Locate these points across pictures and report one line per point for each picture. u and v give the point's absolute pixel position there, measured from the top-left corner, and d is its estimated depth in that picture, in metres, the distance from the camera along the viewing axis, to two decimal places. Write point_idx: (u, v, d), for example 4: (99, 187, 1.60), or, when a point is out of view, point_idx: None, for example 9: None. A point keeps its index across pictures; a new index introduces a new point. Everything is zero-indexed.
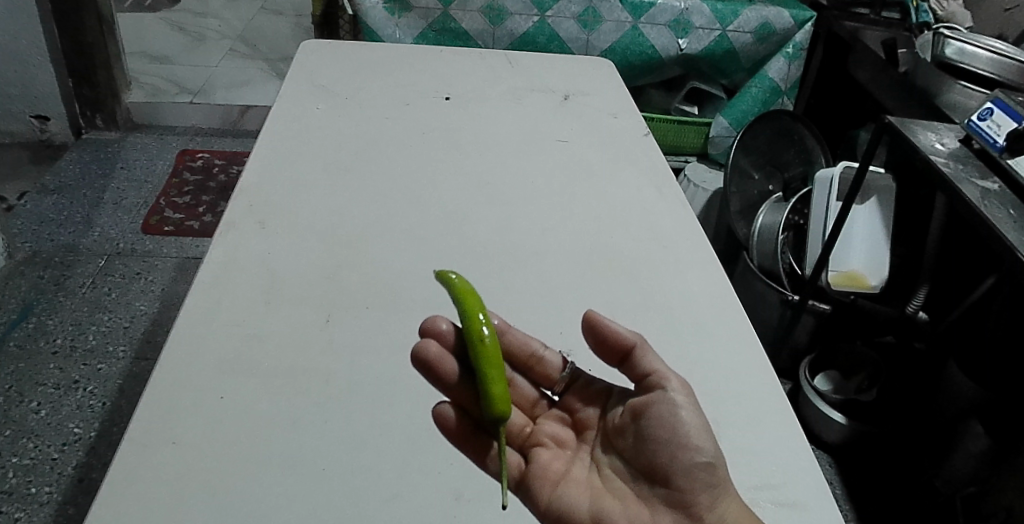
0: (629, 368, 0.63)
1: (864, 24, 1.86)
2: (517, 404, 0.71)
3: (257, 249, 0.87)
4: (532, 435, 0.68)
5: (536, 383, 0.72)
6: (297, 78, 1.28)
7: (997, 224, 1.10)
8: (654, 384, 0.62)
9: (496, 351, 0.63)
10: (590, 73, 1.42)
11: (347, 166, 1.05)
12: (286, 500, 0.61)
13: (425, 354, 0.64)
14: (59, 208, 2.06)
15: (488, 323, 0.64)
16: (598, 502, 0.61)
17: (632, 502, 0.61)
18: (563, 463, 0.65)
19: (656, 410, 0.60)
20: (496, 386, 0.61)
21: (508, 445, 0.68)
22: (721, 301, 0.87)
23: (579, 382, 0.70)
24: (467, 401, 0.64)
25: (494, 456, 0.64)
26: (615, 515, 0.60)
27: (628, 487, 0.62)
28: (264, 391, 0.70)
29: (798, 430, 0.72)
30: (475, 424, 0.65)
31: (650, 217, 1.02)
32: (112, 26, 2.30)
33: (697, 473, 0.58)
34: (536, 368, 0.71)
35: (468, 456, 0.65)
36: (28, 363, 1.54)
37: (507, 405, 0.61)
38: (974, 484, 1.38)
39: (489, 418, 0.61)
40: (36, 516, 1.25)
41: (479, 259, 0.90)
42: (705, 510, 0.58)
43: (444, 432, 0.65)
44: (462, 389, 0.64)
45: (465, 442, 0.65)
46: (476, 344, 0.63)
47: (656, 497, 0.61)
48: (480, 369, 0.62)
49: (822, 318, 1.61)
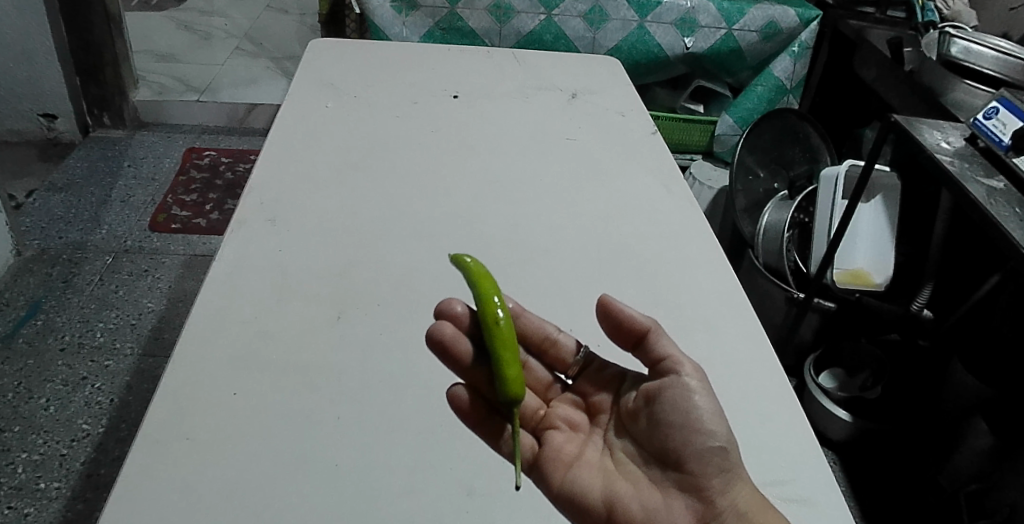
0: (643, 352, 0.65)
1: (869, 23, 1.86)
2: (531, 387, 0.73)
3: (268, 246, 0.88)
4: (546, 418, 0.70)
5: (550, 366, 0.73)
6: (306, 77, 1.29)
7: (1003, 222, 1.10)
8: (668, 368, 0.63)
9: (510, 334, 0.65)
10: (597, 71, 1.43)
11: (356, 163, 1.06)
12: (301, 495, 0.62)
13: (441, 334, 0.67)
14: (67, 206, 2.07)
15: (502, 306, 0.67)
16: (611, 486, 0.63)
17: (644, 485, 0.63)
18: (576, 446, 0.67)
19: (669, 395, 0.62)
20: (509, 367, 0.63)
21: (522, 427, 0.70)
22: (729, 298, 0.88)
23: (593, 366, 0.71)
24: (481, 383, 0.67)
25: (507, 438, 0.66)
26: (627, 498, 0.62)
27: (640, 470, 0.64)
28: (277, 388, 0.71)
29: (806, 426, 0.73)
30: (490, 405, 0.67)
31: (658, 216, 1.02)
32: (120, 25, 2.32)
33: (710, 458, 0.60)
34: (550, 352, 0.72)
35: (481, 438, 0.68)
36: (36, 359, 1.56)
37: (521, 386, 0.63)
38: (978, 482, 1.39)
39: (503, 399, 0.64)
40: (45, 511, 1.26)
41: (490, 256, 0.91)
42: (716, 494, 0.59)
43: (458, 413, 0.67)
44: (475, 370, 0.66)
45: (479, 422, 0.67)
46: (490, 325, 0.65)
47: (669, 482, 0.62)
48: (494, 351, 0.64)
49: (828, 316, 1.61)
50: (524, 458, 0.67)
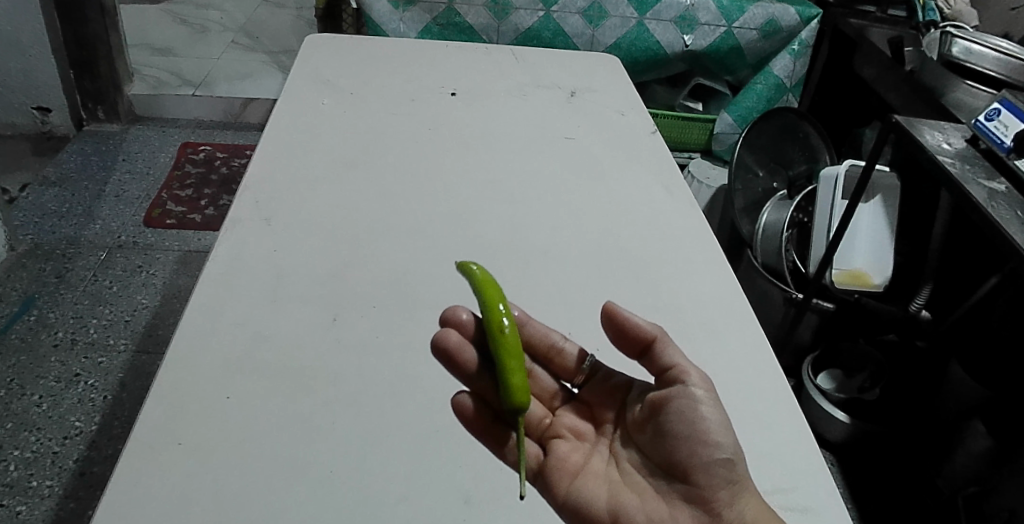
0: (650, 361, 0.63)
1: (870, 21, 1.86)
2: (537, 396, 0.72)
3: (263, 245, 0.87)
4: (551, 427, 0.69)
5: (555, 375, 0.72)
6: (302, 72, 1.28)
7: (1006, 226, 1.09)
8: (674, 378, 0.62)
9: (516, 343, 0.64)
10: (597, 69, 1.42)
11: (353, 161, 1.05)
12: (294, 502, 0.61)
13: (446, 342, 0.66)
14: (61, 201, 2.05)
15: (508, 315, 0.66)
16: (617, 496, 0.62)
17: (650, 496, 0.62)
18: (581, 455, 0.66)
19: (675, 405, 0.61)
20: (515, 375, 0.62)
21: (527, 436, 0.69)
22: (729, 302, 0.87)
23: (599, 375, 0.70)
24: (486, 391, 0.66)
25: (512, 447, 0.65)
26: (634, 510, 0.61)
27: (647, 481, 0.63)
28: (271, 392, 0.69)
29: (808, 434, 0.72)
30: (495, 414, 0.66)
31: (658, 216, 1.01)
32: (115, 19, 2.29)
33: (716, 470, 0.59)
34: (556, 360, 0.71)
35: (485, 445, 0.66)
36: (29, 355, 1.54)
37: (527, 395, 0.62)
38: (976, 484, 1.39)
39: (508, 408, 0.62)
40: (37, 510, 1.25)
41: (488, 257, 0.90)
42: (723, 506, 0.58)
43: (463, 420, 0.66)
44: (481, 377, 0.65)
45: (485, 430, 0.66)
46: (495, 333, 0.64)
47: (676, 494, 0.61)
48: (500, 359, 0.63)
49: (826, 317, 1.60)
50: (529, 467, 0.66)
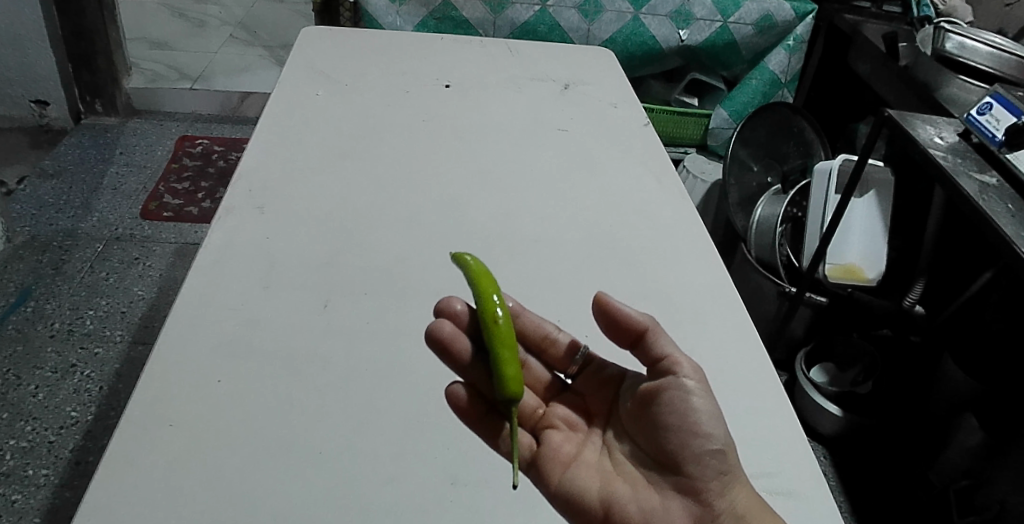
0: (642, 352, 0.63)
1: (865, 18, 1.89)
2: (530, 386, 0.72)
3: (254, 233, 0.87)
4: (544, 418, 0.69)
5: (550, 366, 0.73)
6: (297, 63, 1.28)
7: (996, 219, 1.10)
8: (666, 369, 0.62)
9: (509, 333, 0.65)
10: (591, 62, 1.42)
11: (345, 151, 1.06)
12: (284, 483, 0.61)
13: (440, 333, 0.66)
14: (58, 193, 2.06)
15: (501, 305, 0.66)
16: (609, 486, 0.62)
17: (642, 486, 0.62)
18: (574, 446, 0.67)
19: (667, 395, 0.61)
20: (508, 365, 0.63)
21: (521, 427, 0.69)
22: (717, 292, 0.87)
23: (593, 366, 0.71)
24: (480, 383, 0.66)
25: (505, 437, 0.65)
26: (625, 500, 0.61)
27: (639, 471, 0.63)
28: (261, 375, 0.69)
29: (794, 422, 0.72)
30: (488, 405, 0.66)
31: (649, 207, 1.02)
32: (113, 12, 2.30)
33: (707, 460, 0.59)
34: (549, 351, 0.72)
35: (479, 436, 0.66)
36: (26, 346, 1.55)
37: (519, 385, 0.63)
38: (968, 477, 1.40)
39: (502, 398, 0.63)
40: (33, 498, 1.26)
41: (479, 246, 0.91)
42: (715, 497, 0.59)
43: (456, 412, 0.66)
44: (474, 368, 0.66)
45: (478, 422, 0.66)
46: (488, 324, 0.65)
47: (667, 484, 0.61)
48: (493, 350, 0.63)
49: (819, 310, 1.64)
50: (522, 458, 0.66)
